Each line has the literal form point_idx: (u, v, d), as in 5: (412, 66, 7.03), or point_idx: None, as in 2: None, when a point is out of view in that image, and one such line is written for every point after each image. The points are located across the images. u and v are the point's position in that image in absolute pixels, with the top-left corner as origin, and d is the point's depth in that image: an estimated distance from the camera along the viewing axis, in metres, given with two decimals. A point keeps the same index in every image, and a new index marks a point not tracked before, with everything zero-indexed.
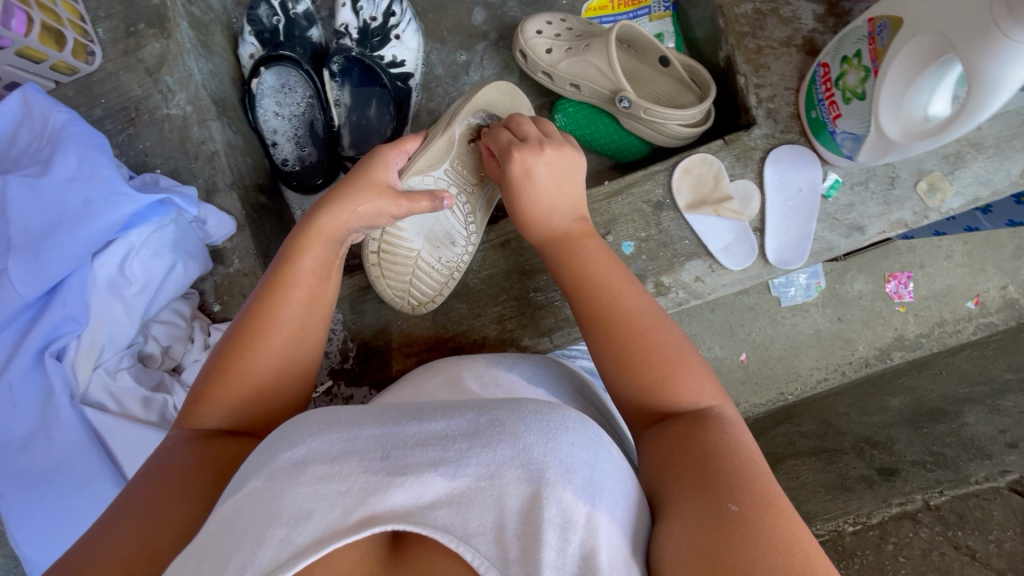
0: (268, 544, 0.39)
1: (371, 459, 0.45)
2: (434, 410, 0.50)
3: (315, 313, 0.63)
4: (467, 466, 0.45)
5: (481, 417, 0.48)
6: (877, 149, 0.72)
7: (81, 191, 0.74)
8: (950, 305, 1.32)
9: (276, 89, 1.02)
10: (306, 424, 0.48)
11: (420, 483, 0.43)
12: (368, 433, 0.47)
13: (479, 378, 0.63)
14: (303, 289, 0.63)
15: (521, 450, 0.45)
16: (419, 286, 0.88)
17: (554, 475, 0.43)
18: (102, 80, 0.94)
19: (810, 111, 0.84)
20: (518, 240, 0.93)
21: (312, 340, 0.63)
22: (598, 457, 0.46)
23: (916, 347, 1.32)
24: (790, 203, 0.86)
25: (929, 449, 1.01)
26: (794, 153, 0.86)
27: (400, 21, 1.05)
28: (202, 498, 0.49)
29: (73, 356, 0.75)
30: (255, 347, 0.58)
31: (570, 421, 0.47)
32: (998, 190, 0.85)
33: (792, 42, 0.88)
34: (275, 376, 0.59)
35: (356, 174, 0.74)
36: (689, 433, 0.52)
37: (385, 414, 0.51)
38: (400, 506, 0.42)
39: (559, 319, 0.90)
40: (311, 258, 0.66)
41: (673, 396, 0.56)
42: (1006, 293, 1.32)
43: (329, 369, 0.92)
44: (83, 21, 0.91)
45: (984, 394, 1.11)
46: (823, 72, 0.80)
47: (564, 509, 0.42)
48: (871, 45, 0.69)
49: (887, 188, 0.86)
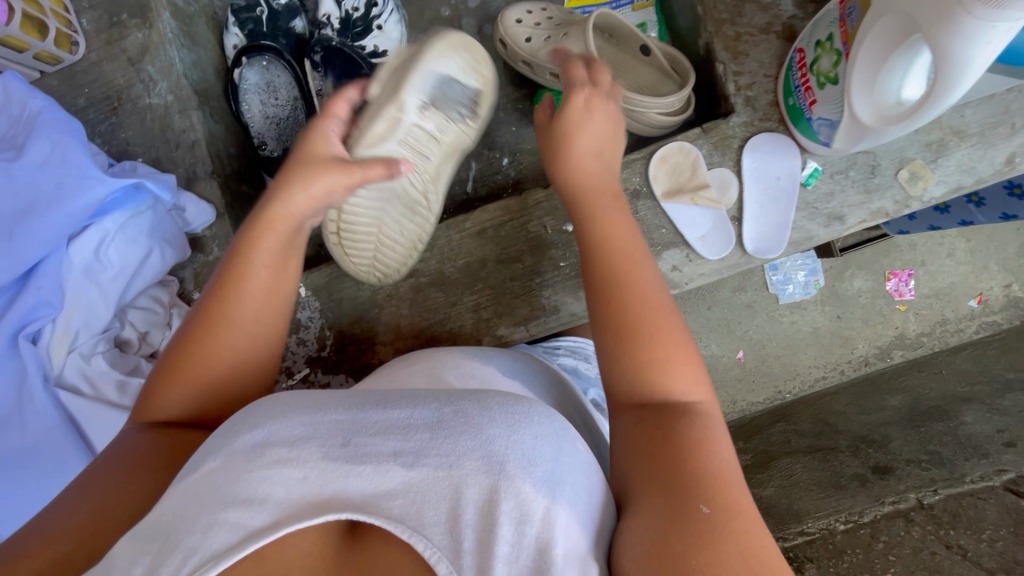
0: (220, 528, 0.39)
1: (330, 446, 0.44)
2: (401, 397, 0.49)
3: (270, 305, 0.60)
4: (427, 458, 0.43)
5: (446, 407, 0.47)
6: (853, 133, 0.71)
7: (54, 176, 0.74)
8: (951, 304, 1.30)
9: (259, 86, 1.03)
10: (268, 405, 0.47)
11: (378, 473, 0.43)
12: (331, 417, 0.46)
13: (454, 368, 0.62)
14: (255, 283, 0.59)
15: (483, 443, 0.43)
16: (386, 266, 0.86)
17: (514, 469, 0.42)
18: (86, 70, 0.95)
19: (787, 98, 0.82)
20: (496, 229, 0.91)
21: (277, 326, 0.61)
22: (563, 451, 0.45)
23: (917, 346, 1.30)
24: (769, 190, 0.85)
25: (925, 448, 1.00)
26: (771, 141, 0.85)
27: (382, 11, 1.04)
28: (151, 476, 0.49)
29: (49, 339, 0.76)
30: (210, 337, 0.56)
31: (535, 413, 0.46)
32: (981, 179, 0.83)
33: (772, 28, 0.85)
34: (232, 372, 0.57)
35: (310, 147, 0.66)
36: (672, 424, 0.50)
37: (352, 397, 0.49)
38: (356, 495, 0.42)
39: (534, 308, 0.89)
40: (267, 248, 0.61)
41: (663, 382, 0.54)
42: (1010, 292, 1.29)
43: (307, 357, 0.92)
44: (67, 11, 0.93)
45: (984, 393, 1.09)
46: (799, 57, 0.78)
47: (520, 503, 0.41)
48: (841, 28, 0.67)
49: (868, 177, 0.85)
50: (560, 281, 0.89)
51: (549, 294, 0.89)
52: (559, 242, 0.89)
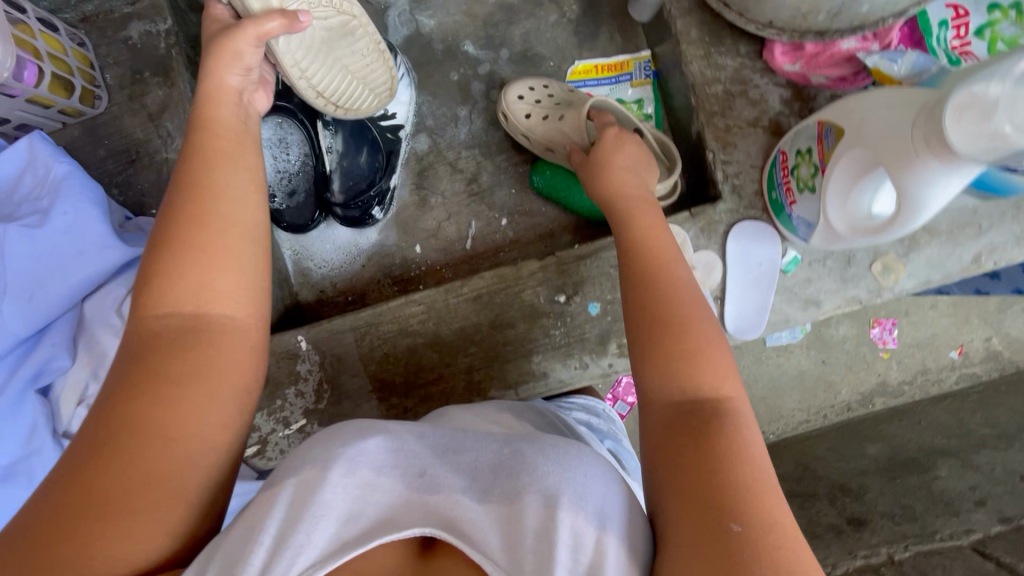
0: (321, 534, 0.49)
1: (413, 475, 0.55)
2: (468, 441, 0.60)
3: (245, 208, 0.63)
4: (493, 495, 0.53)
5: (506, 450, 0.58)
6: (829, 236, 0.76)
7: (76, 241, 0.78)
8: (933, 353, 1.39)
9: (272, 142, 1.07)
10: (358, 428, 0.58)
11: (451, 501, 0.53)
12: (413, 449, 0.58)
13: (489, 418, 0.74)
14: (229, 177, 0.64)
15: (540, 478, 0.52)
16: (372, 80, 0.94)
17: (568, 501, 0.50)
18: (107, 122, 0.99)
19: (771, 192, 0.87)
20: (490, 295, 0.95)
21: (247, 267, 0.61)
22: (609, 489, 0.53)
23: (899, 394, 1.39)
24: (751, 274, 0.90)
25: (899, 501, 1.04)
26: (754, 228, 0.90)
27: (393, 75, 1.09)
28: (167, 414, 0.51)
29: (60, 392, 0.80)
30: (201, 257, 0.58)
31: (584, 457, 0.55)
32: (948, 274, 0.89)
33: (759, 123, 0.91)
34: (229, 292, 0.59)
35: (211, 92, 0.69)
36: (709, 427, 0.54)
37: (428, 434, 0.61)
38: (434, 516, 0.52)
39: (524, 373, 0.94)
40: (232, 157, 0.65)
41: (697, 371, 0.59)
42: (990, 345, 1.39)
43: (304, 409, 0.95)
44: (92, 68, 0.97)
45: (959, 447, 1.18)
46: (783, 158, 0.84)
47: (575, 531, 0.48)
48: (819, 146, 0.72)
49: (844, 267, 0.90)
50: (550, 348, 0.93)
51: (539, 359, 0.93)
52: (550, 311, 0.93)
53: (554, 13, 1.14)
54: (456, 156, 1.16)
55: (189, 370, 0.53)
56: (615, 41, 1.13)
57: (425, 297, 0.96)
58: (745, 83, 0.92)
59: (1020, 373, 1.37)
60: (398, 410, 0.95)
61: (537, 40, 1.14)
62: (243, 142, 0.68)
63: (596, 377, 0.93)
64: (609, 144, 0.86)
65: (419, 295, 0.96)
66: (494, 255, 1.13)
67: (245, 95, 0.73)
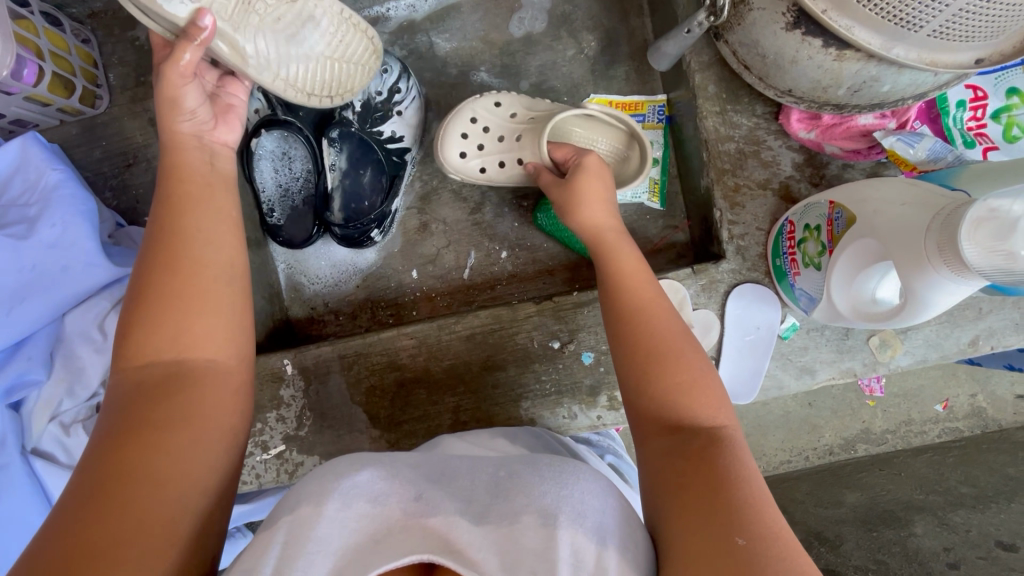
0: (317, 565, 0.47)
1: (406, 500, 0.55)
2: (460, 470, 0.62)
3: (226, 242, 0.63)
4: (489, 517, 0.53)
5: (501, 473, 0.60)
6: (832, 313, 0.75)
7: (60, 257, 0.76)
8: (918, 406, 1.40)
9: (274, 154, 1.04)
10: (348, 462, 0.59)
11: (448, 522, 0.53)
12: (402, 477, 0.58)
13: (478, 442, 0.77)
14: (202, 214, 0.63)
15: (537, 499, 0.53)
16: (350, 54, 0.84)
17: (565, 520, 0.50)
18: (106, 123, 0.97)
19: (775, 258, 0.86)
20: (484, 335, 0.94)
21: (228, 303, 0.60)
22: (606, 506, 0.53)
23: (881, 442, 1.40)
24: (747, 338, 0.89)
25: (874, 556, 1.04)
26: (756, 291, 0.89)
27: (403, 98, 1.08)
28: (168, 451, 0.50)
29: (32, 407, 0.78)
30: (181, 296, 0.58)
31: (580, 476, 0.56)
32: (945, 354, 0.88)
33: (769, 185, 0.90)
34: (222, 328, 0.59)
35: (176, 137, 0.66)
36: (702, 453, 0.55)
37: (417, 467, 0.62)
38: (430, 538, 0.51)
39: (511, 418, 0.92)
40: (202, 195, 0.64)
41: (689, 404, 0.60)
42: (975, 402, 1.40)
43: (284, 435, 0.93)
44: (95, 67, 0.95)
45: (937, 504, 1.17)
46: (789, 228, 0.82)
47: (576, 550, 0.48)
48: (828, 227, 0.71)
49: (842, 338, 0.89)
50: (540, 394, 0.92)
51: (527, 405, 0.92)
52: (543, 356, 0.92)
53: (572, 48, 1.13)
54: (461, 183, 1.14)
55: (186, 408, 0.53)
56: (631, 82, 1.11)
57: (419, 331, 0.94)
58: (759, 144, 0.91)
59: (1002, 432, 1.37)
60: (381, 443, 0.93)
61: (553, 74, 1.13)
62: (212, 184, 0.66)
63: (584, 428, 0.91)
64: (580, 179, 0.82)
65: (413, 328, 0.94)
66: (491, 288, 1.12)
67: (205, 134, 0.69)
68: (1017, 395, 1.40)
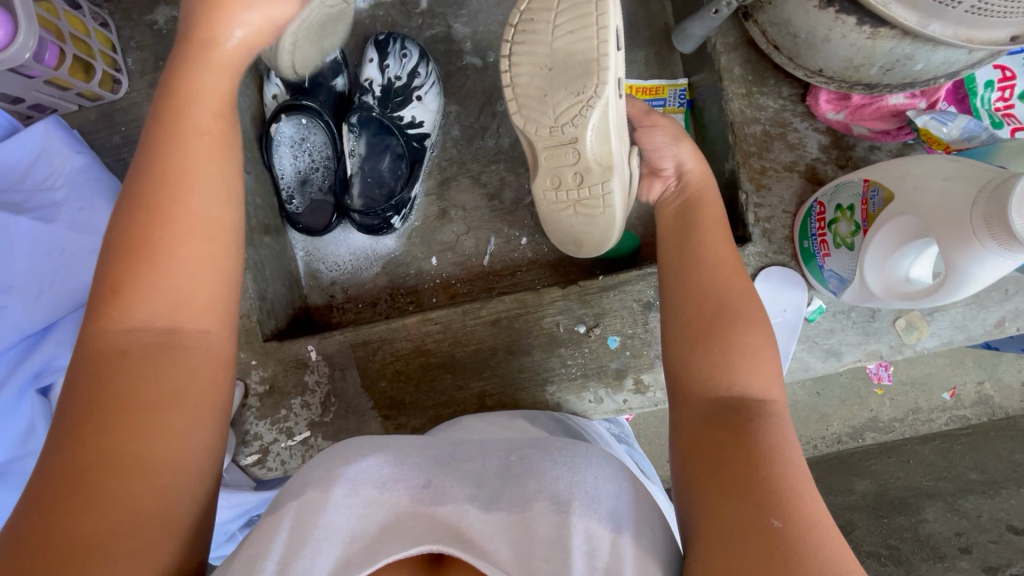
0: (324, 553, 0.48)
1: (414, 487, 0.56)
2: (471, 451, 0.63)
3: (214, 181, 0.57)
4: (500, 503, 0.54)
5: (512, 456, 0.60)
6: (861, 293, 0.74)
7: (89, 239, 0.77)
8: (926, 394, 1.40)
9: (293, 140, 1.05)
10: (355, 447, 0.59)
11: (459, 510, 0.54)
12: (411, 462, 0.59)
13: (499, 422, 0.77)
14: (193, 149, 0.57)
15: (548, 484, 0.54)
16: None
17: (578, 508, 0.51)
18: (126, 109, 0.96)
19: (802, 240, 0.86)
20: (509, 320, 0.93)
21: (216, 264, 0.56)
22: (621, 491, 0.55)
23: (889, 430, 1.40)
24: (774, 320, 0.89)
25: (885, 542, 1.11)
26: (782, 274, 0.89)
27: (423, 83, 1.07)
28: (150, 431, 0.48)
29: (61, 392, 0.77)
30: (153, 256, 0.53)
31: (593, 460, 0.57)
32: (971, 336, 0.88)
33: (796, 167, 0.89)
34: (201, 290, 0.55)
35: (207, 58, 0.58)
36: (744, 431, 0.55)
37: (427, 449, 0.62)
38: (439, 526, 0.52)
39: (537, 402, 0.92)
40: (194, 121, 0.57)
41: (738, 379, 0.60)
42: (982, 390, 1.40)
43: (309, 421, 0.93)
44: (113, 51, 0.94)
45: (947, 490, 1.19)
46: (819, 209, 0.82)
47: (589, 537, 0.49)
48: (863, 206, 0.70)
49: (867, 320, 0.89)
50: (565, 378, 0.92)
51: (553, 389, 0.92)
52: (570, 341, 0.92)
53: None
54: (479, 169, 1.13)
55: (164, 379, 0.50)
56: (651, 66, 1.11)
57: (443, 316, 0.94)
58: (785, 126, 0.90)
59: (1010, 419, 1.37)
60: (404, 429, 0.93)
61: None
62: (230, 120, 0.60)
63: (610, 412, 0.91)
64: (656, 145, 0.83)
65: (437, 314, 0.94)
66: (511, 275, 1.11)
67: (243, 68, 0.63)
68: None
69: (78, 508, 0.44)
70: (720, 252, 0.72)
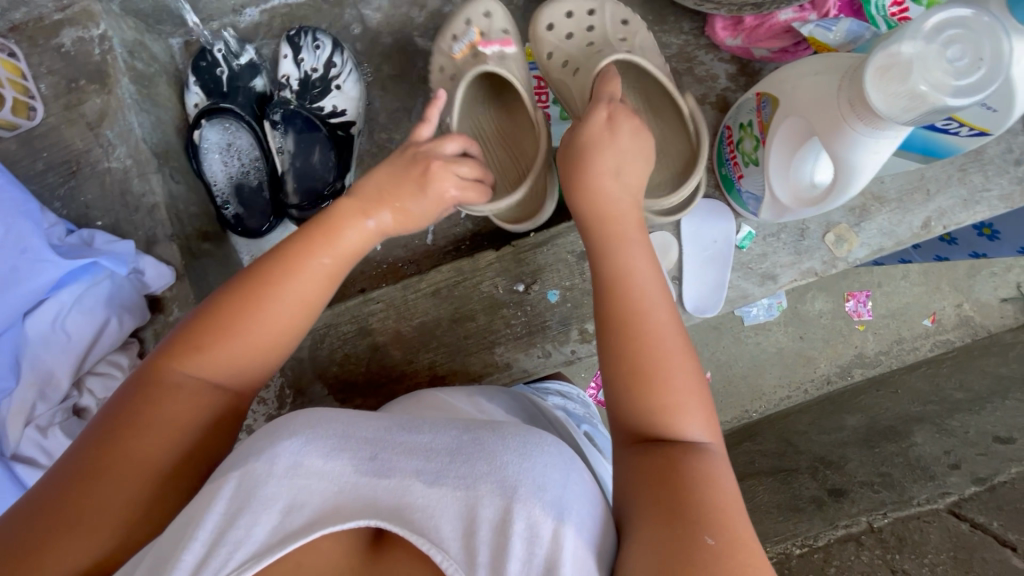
0: (260, 527, 0.45)
1: (360, 459, 0.51)
2: (423, 424, 0.56)
3: (319, 290, 0.61)
4: (446, 479, 0.49)
5: (464, 435, 0.54)
6: (776, 207, 0.75)
7: (7, 258, 0.77)
8: (907, 323, 1.42)
9: (221, 145, 1.06)
10: (303, 416, 0.53)
11: (401, 485, 0.49)
12: (360, 434, 0.53)
13: (467, 401, 0.72)
14: (320, 263, 0.60)
15: (497, 468, 0.49)
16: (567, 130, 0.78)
17: (524, 492, 0.47)
18: (45, 134, 0.96)
19: (721, 167, 0.87)
20: (449, 289, 0.94)
21: (275, 346, 0.59)
22: (570, 478, 0.50)
23: (876, 364, 1.42)
24: (706, 252, 0.90)
25: (879, 470, 0.99)
26: (707, 206, 0.90)
27: (340, 71, 1.09)
28: (169, 450, 0.52)
29: (6, 414, 0.79)
30: (235, 317, 0.56)
31: (546, 444, 0.52)
32: (900, 241, 0.90)
33: (706, 100, 0.90)
34: (250, 361, 0.57)
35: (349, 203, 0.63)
36: (677, 461, 0.51)
37: (379, 418, 0.56)
38: (381, 505, 0.48)
39: (488, 364, 0.93)
40: (337, 234, 0.62)
41: (679, 427, 0.54)
42: (962, 311, 1.42)
43: (268, 417, 0.93)
44: (23, 78, 0.94)
45: (934, 413, 1.15)
46: (728, 133, 0.83)
47: (531, 522, 0.46)
48: (758, 118, 0.72)
49: (798, 240, 0.90)
50: (512, 338, 0.93)
51: (501, 350, 0.93)
52: (511, 301, 0.93)
53: None
54: None
55: (191, 412, 0.54)
56: None
57: (383, 294, 0.95)
58: (691, 61, 0.92)
59: (991, 337, 1.40)
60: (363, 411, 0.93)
61: None
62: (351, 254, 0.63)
63: (561, 364, 0.92)
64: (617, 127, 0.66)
65: (378, 293, 0.95)
66: (455, 249, 1.12)
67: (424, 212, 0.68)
68: (1002, 298, 1.41)
69: (89, 491, 0.48)
70: (647, 293, 0.59)
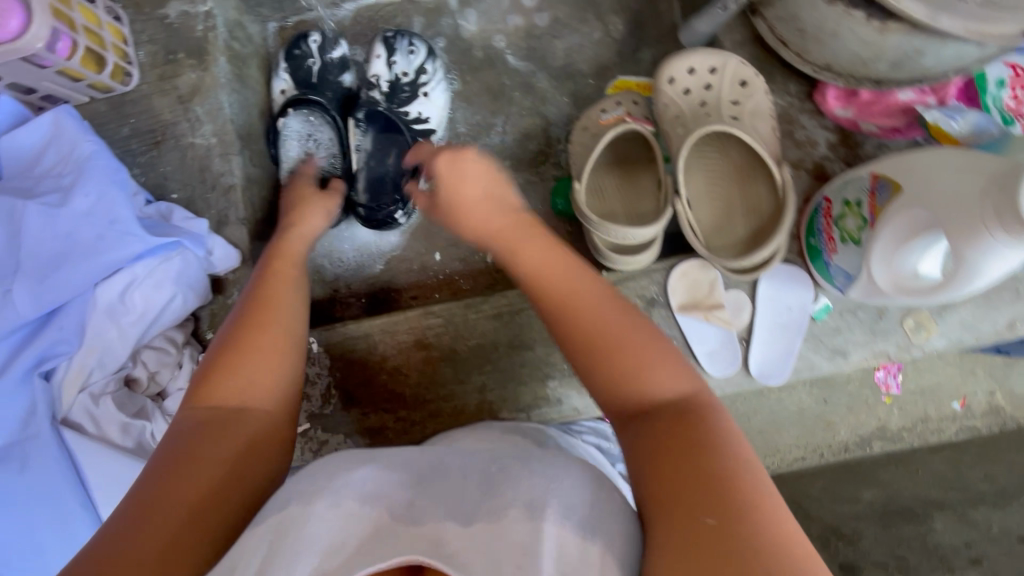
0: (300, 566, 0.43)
1: (395, 506, 0.51)
2: (449, 469, 0.56)
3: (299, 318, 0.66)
4: (477, 517, 0.49)
5: (493, 469, 0.55)
6: (868, 288, 0.73)
7: (94, 227, 0.78)
8: (935, 402, 1.21)
9: (300, 134, 1.05)
10: (335, 463, 0.55)
11: (435, 527, 0.48)
12: (391, 482, 0.54)
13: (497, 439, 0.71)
14: (282, 290, 0.67)
15: (524, 492, 0.50)
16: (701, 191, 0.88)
17: (550, 511, 0.47)
18: (136, 101, 0.97)
19: (809, 236, 0.85)
20: (512, 314, 0.93)
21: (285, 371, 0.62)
22: (593, 505, 0.49)
23: (897, 440, 1.20)
24: (779, 319, 0.88)
25: None
26: (787, 271, 0.88)
27: (430, 79, 1.08)
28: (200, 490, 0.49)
29: (62, 377, 0.79)
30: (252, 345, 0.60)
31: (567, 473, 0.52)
32: (981, 337, 0.87)
33: (802, 164, 0.88)
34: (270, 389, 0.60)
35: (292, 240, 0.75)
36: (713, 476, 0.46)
37: (408, 471, 0.57)
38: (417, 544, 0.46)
39: (538, 396, 0.91)
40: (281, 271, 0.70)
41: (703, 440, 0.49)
42: (993, 399, 1.22)
43: (309, 414, 0.92)
44: (125, 44, 0.95)
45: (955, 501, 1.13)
46: (825, 206, 0.80)
47: (557, 539, 0.45)
48: (870, 200, 0.71)
49: (875, 320, 0.88)
50: (567, 374, 0.91)
51: (554, 384, 0.91)
52: None
53: (598, 31, 1.12)
54: None
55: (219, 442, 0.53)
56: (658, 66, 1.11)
57: (443, 309, 0.94)
58: (792, 123, 0.90)
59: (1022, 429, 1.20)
60: (404, 422, 0.92)
61: (579, 57, 1.12)
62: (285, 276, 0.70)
63: None
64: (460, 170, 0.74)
65: (438, 307, 0.94)
66: None
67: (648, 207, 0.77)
68: None
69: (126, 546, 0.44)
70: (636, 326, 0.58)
